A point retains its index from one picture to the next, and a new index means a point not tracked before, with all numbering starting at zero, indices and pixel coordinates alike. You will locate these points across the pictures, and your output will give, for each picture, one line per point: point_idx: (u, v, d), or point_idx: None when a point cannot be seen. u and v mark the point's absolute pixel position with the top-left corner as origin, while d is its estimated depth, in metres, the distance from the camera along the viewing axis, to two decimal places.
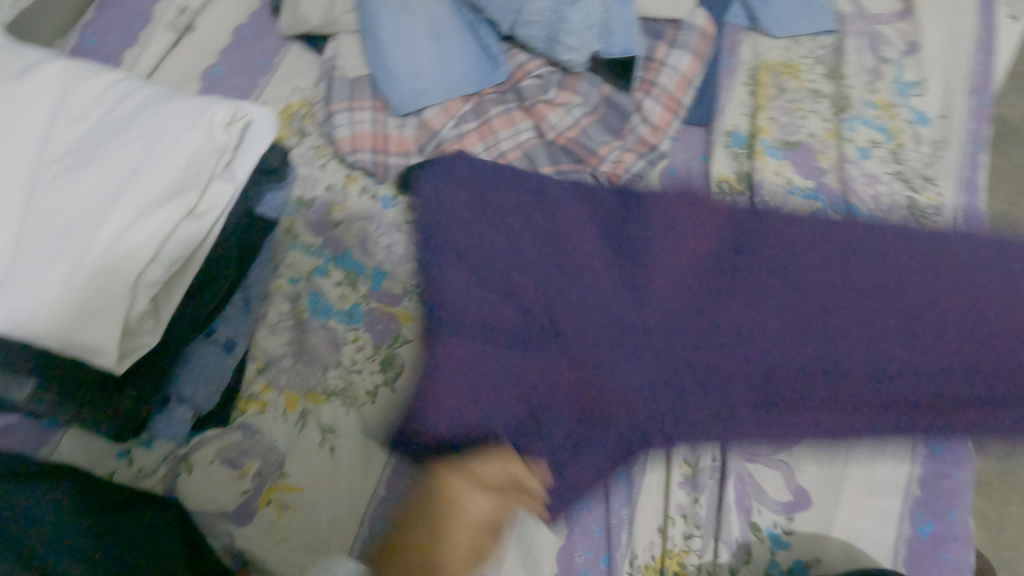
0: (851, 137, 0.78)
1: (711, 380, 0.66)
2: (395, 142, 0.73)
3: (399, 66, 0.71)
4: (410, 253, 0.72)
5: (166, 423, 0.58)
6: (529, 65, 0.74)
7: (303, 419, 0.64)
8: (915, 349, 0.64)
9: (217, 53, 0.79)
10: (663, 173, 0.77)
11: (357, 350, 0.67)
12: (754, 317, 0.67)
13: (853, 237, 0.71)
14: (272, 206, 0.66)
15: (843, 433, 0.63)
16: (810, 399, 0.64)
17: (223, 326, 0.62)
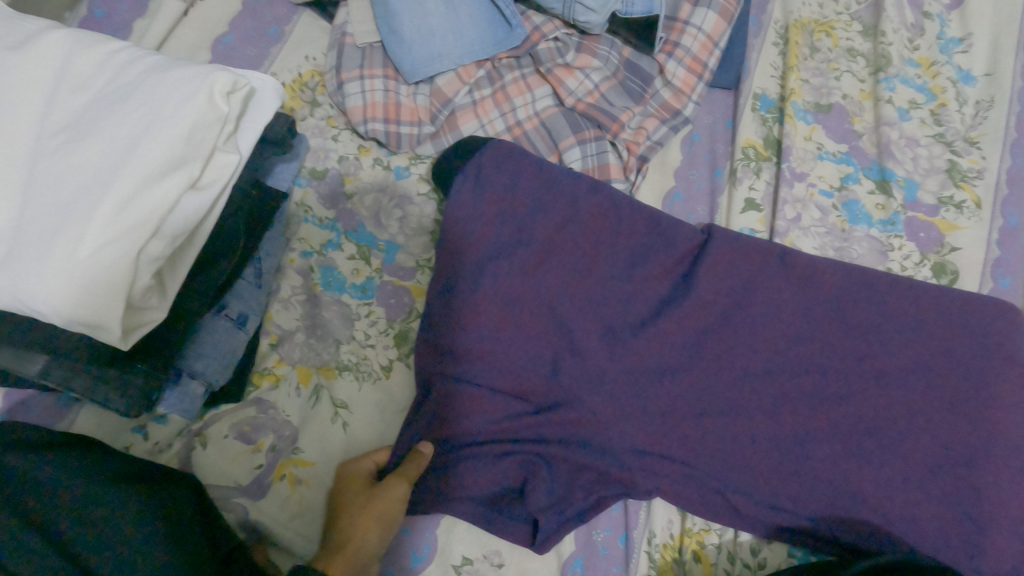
0: (890, 97, 0.74)
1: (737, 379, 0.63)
2: (407, 111, 0.71)
3: (410, 30, 0.68)
4: (425, 226, 0.70)
5: (178, 397, 0.57)
6: (546, 27, 0.70)
7: (316, 394, 0.63)
8: (947, 338, 0.61)
9: (227, 23, 0.77)
10: (685, 140, 0.74)
11: (370, 325, 0.66)
12: (804, 342, 0.63)
13: (891, 205, 0.69)
14: (283, 177, 0.66)
15: (870, 424, 0.60)
16: (838, 389, 0.61)
17: (235, 299, 0.61)
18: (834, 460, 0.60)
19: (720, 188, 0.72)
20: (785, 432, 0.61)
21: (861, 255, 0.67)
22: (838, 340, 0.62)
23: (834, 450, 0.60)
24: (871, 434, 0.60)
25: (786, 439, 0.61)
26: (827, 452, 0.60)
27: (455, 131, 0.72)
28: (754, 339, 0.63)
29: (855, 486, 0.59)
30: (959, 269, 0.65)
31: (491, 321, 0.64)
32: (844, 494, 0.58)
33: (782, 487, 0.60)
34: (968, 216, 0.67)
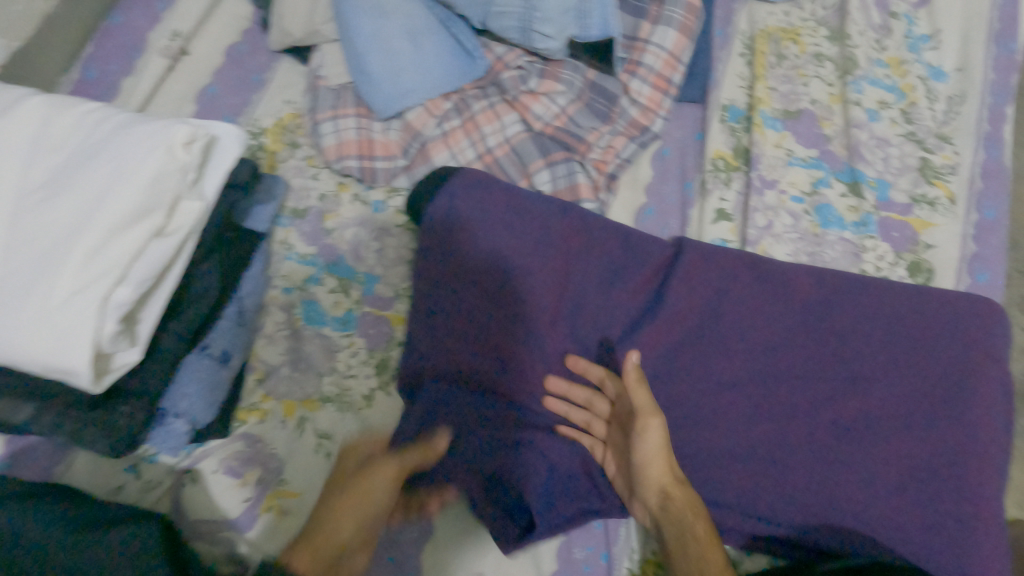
0: (858, 99, 0.74)
1: (713, 390, 0.62)
2: (380, 146, 0.73)
3: (378, 68, 0.70)
4: (403, 257, 0.73)
5: (164, 436, 0.60)
6: (507, 57, 0.72)
7: (300, 426, 0.65)
8: (923, 337, 0.61)
9: (211, 74, 0.81)
10: (656, 155, 0.75)
11: (352, 356, 0.68)
12: (778, 348, 0.62)
13: (863, 207, 0.68)
14: (260, 218, 0.68)
15: (850, 428, 0.59)
16: (816, 394, 0.61)
17: (217, 339, 0.63)
18: (813, 468, 0.59)
19: (691, 200, 0.72)
20: (763, 441, 0.60)
21: (834, 259, 0.67)
22: (811, 346, 0.62)
23: (815, 457, 0.59)
24: (849, 440, 0.59)
25: (764, 449, 0.60)
26: (807, 460, 0.59)
27: (427, 162, 0.74)
28: (729, 349, 0.63)
29: (840, 498, 0.57)
30: (933, 267, 0.65)
31: (466, 336, 0.66)
32: (824, 501, 0.58)
33: (761, 496, 0.59)
34: (942, 213, 0.67)
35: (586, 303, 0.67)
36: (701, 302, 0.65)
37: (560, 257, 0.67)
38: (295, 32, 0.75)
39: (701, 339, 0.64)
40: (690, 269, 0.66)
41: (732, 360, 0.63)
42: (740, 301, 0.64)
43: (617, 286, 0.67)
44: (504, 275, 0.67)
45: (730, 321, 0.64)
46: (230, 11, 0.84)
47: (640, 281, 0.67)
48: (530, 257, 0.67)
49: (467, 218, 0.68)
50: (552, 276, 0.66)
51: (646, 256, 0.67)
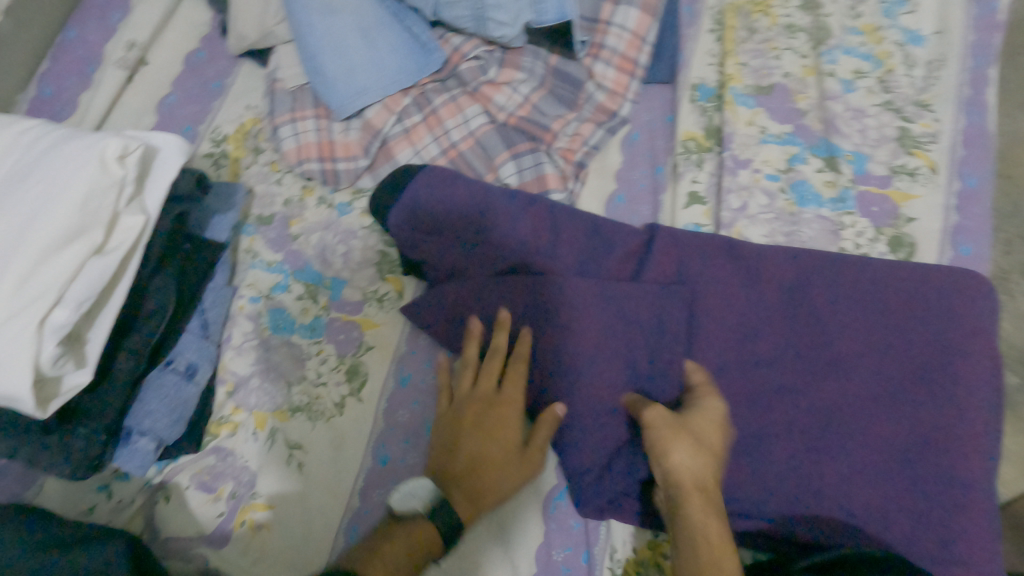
0: (831, 71, 0.71)
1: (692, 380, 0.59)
2: (340, 147, 0.72)
3: (333, 66, 0.69)
4: (370, 259, 0.71)
5: (129, 455, 0.58)
6: (465, 48, 0.71)
7: (272, 438, 0.64)
8: (904, 315, 0.58)
9: (170, 84, 0.80)
10: (624, 141, 0.73)
11: (321, 363, 0.66)
12: (757, 333, 0.60)
13: (840, 181, 0.66)
14: (221, 229, 0.67)
15: (833, 413, 0.57)
16: (796, 379, 0.58)
17: (181, 353, 0.62)
18: (795, 457, 0.56)
19: (662, 185, 0.70)
20: (742, 429, 0.58)
21: (811, 238, 0.65)
22: (789, 328, 0.60)
23: (800, 446, 0.56)
24: (832, 425, 0.56)
25: (744, 437, 0.57)
26: (787, 448, 0.56)
27: (391, 160, 0.73)
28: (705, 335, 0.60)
29: (826, 487, 0.55)
30: (914, 240, 0.63)
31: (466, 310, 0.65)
32: (806, 491, 0.55)
33: (741, 490, 0.56)
34: (922, 183, 0.64)
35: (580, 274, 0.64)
36: (684, 282, 0.62)
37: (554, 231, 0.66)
38: (249, 35, 0.74)
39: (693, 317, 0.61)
40: (669, 254, 0.64)
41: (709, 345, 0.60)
42: (715, 285, 0.62)
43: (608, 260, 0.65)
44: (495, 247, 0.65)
45: (706, 305, 0.61)
46: (187, 18, 0.83)
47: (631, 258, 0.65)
48: (523, 230, 0.65)
49: (456, 197, 0.66)
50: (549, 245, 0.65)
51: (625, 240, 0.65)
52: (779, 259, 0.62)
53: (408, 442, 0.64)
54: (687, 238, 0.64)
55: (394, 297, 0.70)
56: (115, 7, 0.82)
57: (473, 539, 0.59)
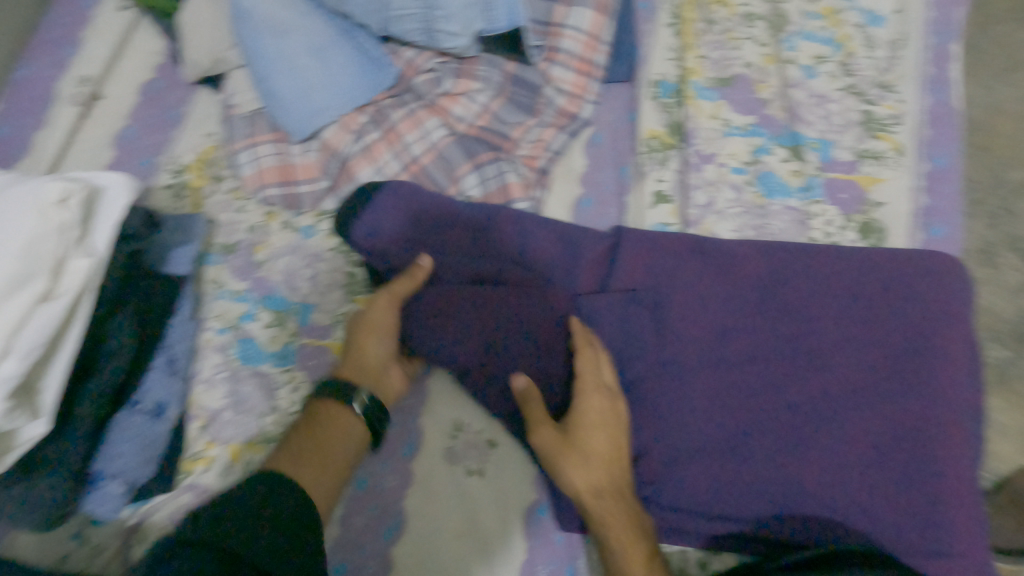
0: (792, 57, 0.70)
1: (666, 379, 0.58)
2: (301, 170, 0.71)
3: (285, 88, 0.68)
4: (338, 281, 0.70)
5: (101, 499, 0.58)
6: (418, 60, 0.70)
7: (247, 470, 0.63)
8: (879, 305, 0.57)
9: (127, 115, 0.79)
10: (588, 143, 0.72)
11: (293, 391, 0.66)
12: (732, 331, 0.58)
13: (807, 170, 0.65)
14: (181, 263, 0.65)
15: (813, 408, 0.55)
16: (774, 376, 0.57)
17: (148, 392, 0.61)
18: (776, 457, 0.55)
19: (628, 186, 0.69)
20: (719, 433, 0.56)
21: (781, 230, 0.63)
22: (762, 323, 0.58)
23: (785, 445, 0.55)
24: (811, 420, 0.55)
25: (725, 439, 0.56)
26: (768, 448, 0.55)
27: (352, 181, 0.71)
28: (679, 338, 0.59)
29: (811, 486, 0.54)
30: (885, 225, 0.61)
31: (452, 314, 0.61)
32: (789, 491, 0.54)
33: (723, 494, 0.55)
34: (890, 166, 0.63)
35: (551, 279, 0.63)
36: (658, 283, 0.61)
37: (525, 236, 0.64)
38: (201, 62, 0.73)
39: (670, 322, 0.59)
40: (641, 258, 0.62)
41: (684, 346, 0.59)
42: (687, 285, 0.60)
43: (579, 266, 0.63)
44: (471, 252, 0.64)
45: (679, 306, 0.60)
46: (141, 48, 0.82)
47: (602, 261, 0.63)
48: (499, 238, 0.64)
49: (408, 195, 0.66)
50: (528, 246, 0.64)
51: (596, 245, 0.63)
52: (749, 254, 0.61)
53: (386, 464, 0.63)
54: (658, 238, 0.63)
55: None
56: (68, 41, 0.81)
57: (457, 562, 0.59)
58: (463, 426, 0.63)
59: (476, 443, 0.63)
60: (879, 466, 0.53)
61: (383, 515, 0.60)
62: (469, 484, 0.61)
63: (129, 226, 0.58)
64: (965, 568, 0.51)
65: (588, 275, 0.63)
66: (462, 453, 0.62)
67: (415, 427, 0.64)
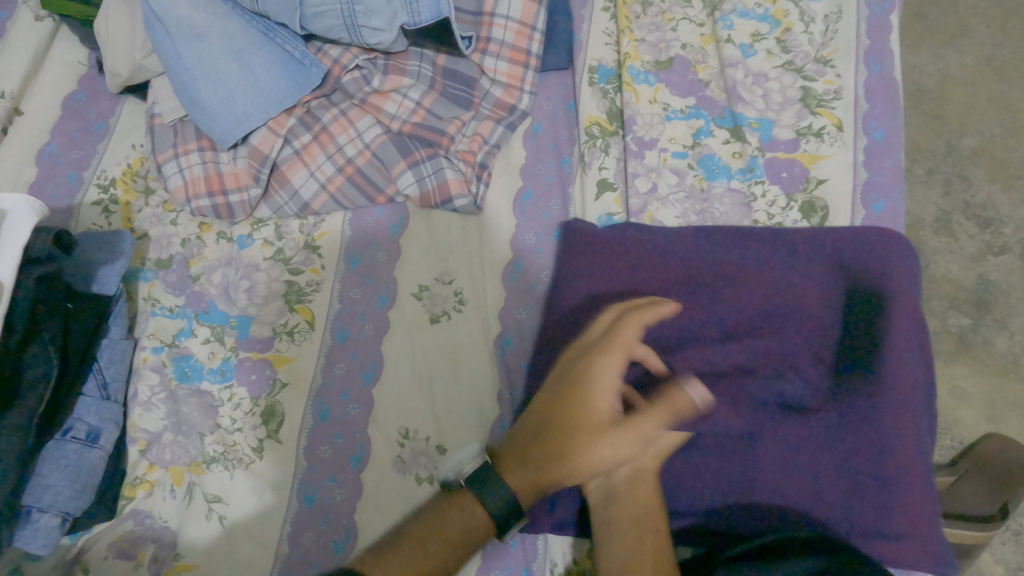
0: (729, 36, 0.68)
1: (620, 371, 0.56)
2: (230, 178, 0.68)
3: (207, 94, 0.65)
4: (276, 290, 0.67)
5: (32, 535, 0.55)
6: (343, 59, 0.67)
7: (190, 492, 0.61)
8: (819, 286, 0.56)
9: (49, 131, 0.76)
10: (527, 135, 0.70)
11: (235, 408, 0.63)
12: (673, 320, 0.57)
13: (747, 151, 0.63)
14: (109, 280, 0.62)
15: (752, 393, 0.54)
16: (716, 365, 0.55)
17: (79, 419, 0.59)
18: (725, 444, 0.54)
19: (569, 176, 0.67)
20: None
21: (724, 214, 0.62)
22: (704, 305, 0.57)
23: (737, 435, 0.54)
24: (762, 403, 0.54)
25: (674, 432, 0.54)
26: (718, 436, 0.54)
27: (286, 185, 0.69)
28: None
29: (763, 475, 0.53)
30: (828, 203, 0.60)
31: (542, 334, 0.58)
32: (739, 478, 0.53)
33: (678, 487, 0.54)
34: (830, 143, 0.62)
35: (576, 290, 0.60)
36: (603, 271, 0.60)
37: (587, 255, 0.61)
38: (120, 71, 0.70)
39: (618, 311, 0.58)
40: (591, 250, 0.61)
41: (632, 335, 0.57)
42: (633, 272, 0.59)
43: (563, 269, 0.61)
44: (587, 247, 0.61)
45: (627, 294, 0.58)
46: (61, 59, 0.79)
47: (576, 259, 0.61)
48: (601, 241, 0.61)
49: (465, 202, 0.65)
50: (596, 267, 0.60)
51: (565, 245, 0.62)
52: (690, 239, 0.60)
53: (334, 478, 0.60)
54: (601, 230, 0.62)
55: (306, 327, 0.66)
56: None
57: None
58: (410, 433, 0.61)
59: (425, 450, 0.60)
60: (831, 451, 0.52)
61: (333, 530, 0.58)
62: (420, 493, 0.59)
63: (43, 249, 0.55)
64: (914, 549, 0.50)
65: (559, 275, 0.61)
66: (411, 462, 0.60)
67: (363, 437, 0.61)
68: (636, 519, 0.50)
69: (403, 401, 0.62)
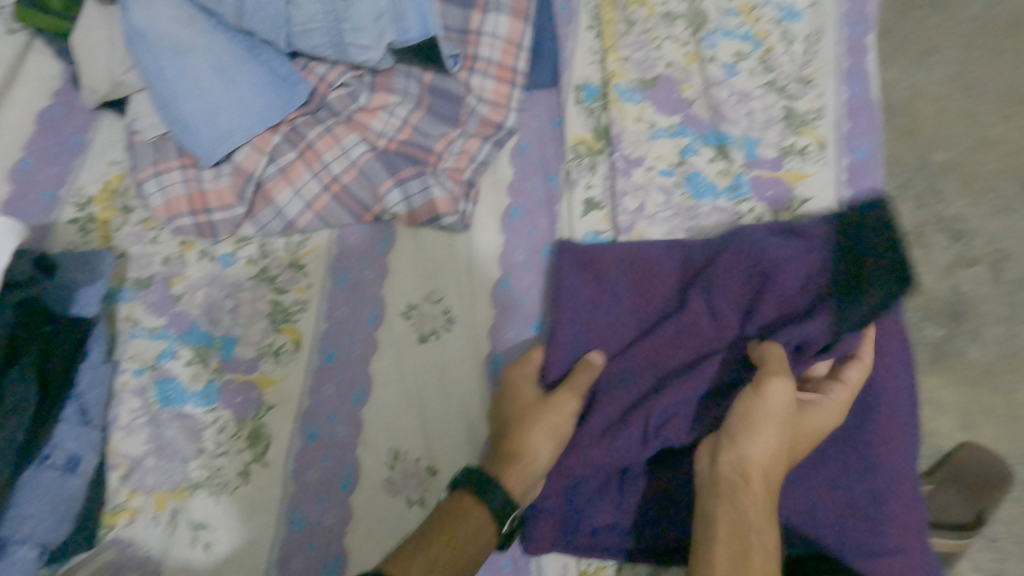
0: (713, 55, 0.70)
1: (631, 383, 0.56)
2: (214, 196, 0.67)
3: (190, 113, 0.64)
4: (261, 310, 0.66)
5: (6, 570, 0.52)
6: (330, 76, 0.66)
7: (173, 518, 0.59)
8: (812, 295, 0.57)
9: (23, 146, 0.74)
10: (514, 152, 0.70)
11: (220, 432, 0.62)
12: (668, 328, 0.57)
13: (733, 169, 0.64)
14: (89, 303, 0.61)
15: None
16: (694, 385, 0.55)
17: (56, 448, 0.57)
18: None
19: (557, 194, 0.67)
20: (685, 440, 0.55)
21: (712, 232, 0.63)
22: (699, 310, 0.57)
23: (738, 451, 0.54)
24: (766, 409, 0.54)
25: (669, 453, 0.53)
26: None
27: (270, 203, 0.68)
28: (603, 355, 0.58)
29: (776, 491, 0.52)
30: (813, 221, 0.61)
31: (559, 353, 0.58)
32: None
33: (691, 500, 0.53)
34: (813, 161, 0.63)
35: (564, 310, 0.59)
36: (593, 290, 0.60)
37: (567, 276, 0.61)
38: (98, 87, 0.69)
39: (613, 333, 0.60)
40: (588, 263, 0.61)
41: (629, 351, 0.58)
42: (623, 288, 0.60)
43: (559, 288, 0.60)
44: (579, 273, 0.61)
45: (623, 312, 0.60)
46: (36, 74, 0.77)
47: (579, 276, 0.61)
48: (576, 258, 0.62)
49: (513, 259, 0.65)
50: (574, 285, 0.60)
51: (564, 265, 0.61)
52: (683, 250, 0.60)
53: (323, 501, 0.59)
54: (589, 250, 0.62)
55: (292, 347, 0.65)
56: None
57: None
58: (401, 455, 0.60)
59: (415, 472, 0.60)
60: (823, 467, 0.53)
61: (323, 554, 0.58)
62: (411, 515, 0.58)
63: (18, 272, 0.54)
64: (911, 565, 0.50)
65: (559, 293, 0.60)
66: (402, 484, 0.59)
67: (352, 459, 0.60)
68: (737, 533, 0.43)
69: (393, 421, 0.61)
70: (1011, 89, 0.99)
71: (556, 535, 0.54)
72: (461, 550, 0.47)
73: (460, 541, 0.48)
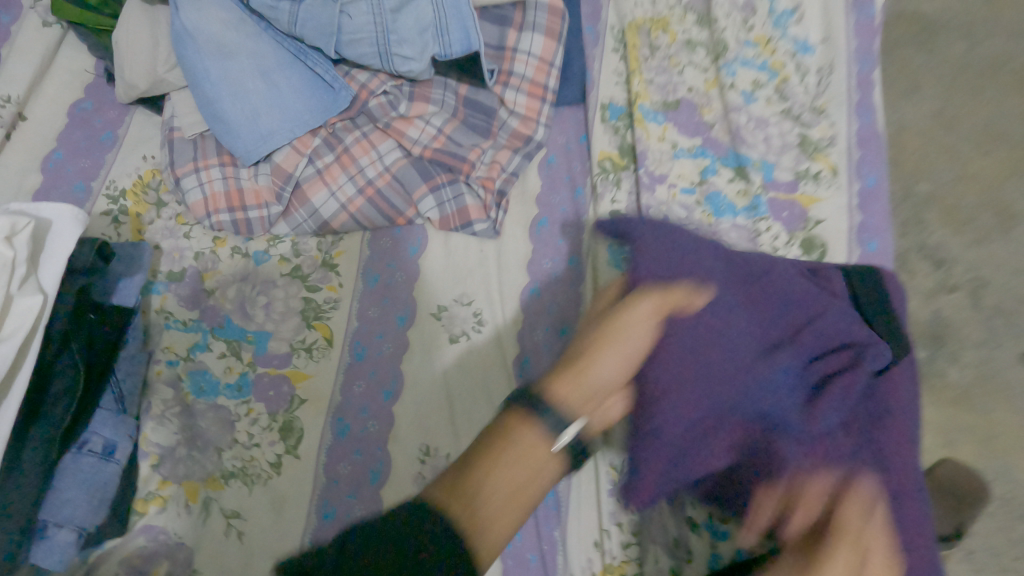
0: (732, 82, 0.73)
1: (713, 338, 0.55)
2: (250, 194, 0.69)
3: (233, 111, 0.66)
4: (294, 307, 0.68)
5: (48, 550, 0.54)
6: (371, 84, 0.69)
7: (206, 508, 0.60)
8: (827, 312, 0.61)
9: (54, 137, 0.74)
10: (542, 165, 0.73)
11: (252, 424, 0.63)
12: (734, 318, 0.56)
13: (751, 190, 0.68)
14: (128, 293, 0.63)
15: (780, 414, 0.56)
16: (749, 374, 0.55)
17: (97, 433, 0.58)
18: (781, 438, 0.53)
19: (583, 207, 0.71)
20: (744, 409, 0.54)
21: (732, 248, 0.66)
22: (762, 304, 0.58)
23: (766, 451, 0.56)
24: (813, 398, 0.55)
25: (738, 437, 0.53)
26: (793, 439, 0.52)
27: (306, 204, 0.70)
28: (680, 304, 0.55)
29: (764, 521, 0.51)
30: (825, 242, 0.66)
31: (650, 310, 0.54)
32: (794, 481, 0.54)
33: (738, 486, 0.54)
34: (826, 186, 0.67)
35: (644, 262, 0.57)
36: (686, 249, 0.58)
37: (676, 237, 0.59)
38: (139, 84, 0.69)
39: (699, 284, 0.56)
40: (663, 228, 0.59)
41: (723, 309, 0.56)
42: (694, 252, 0.58)
43: (637, 247, 0.58)
44: (661, 232, 0.59)
45: (693, 268, 0.57)
46: (67, 66, 0.78)
47: (668, 238, 0.58)
48: (663, 228, 0.59)
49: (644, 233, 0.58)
50: (662, 244, 0.58)
51: (633, 226, 0.60)
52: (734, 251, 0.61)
53: (353, 494, 0.61)
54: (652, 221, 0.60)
55: (324, 344, 0.67)
56: None
57: None
58: (431, 450, 0.62)
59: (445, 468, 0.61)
60: None
61: None
62: None
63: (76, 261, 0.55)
64: None
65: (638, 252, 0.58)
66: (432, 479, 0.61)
67: (383, 454, 0.62)
68: None
69: (424, 418, 0.63)
70: (993, 129, 0.98)
71: (660, 476, 0.53)
72: (520, 463, 0.44)
73: (512, 460, 0.44)
